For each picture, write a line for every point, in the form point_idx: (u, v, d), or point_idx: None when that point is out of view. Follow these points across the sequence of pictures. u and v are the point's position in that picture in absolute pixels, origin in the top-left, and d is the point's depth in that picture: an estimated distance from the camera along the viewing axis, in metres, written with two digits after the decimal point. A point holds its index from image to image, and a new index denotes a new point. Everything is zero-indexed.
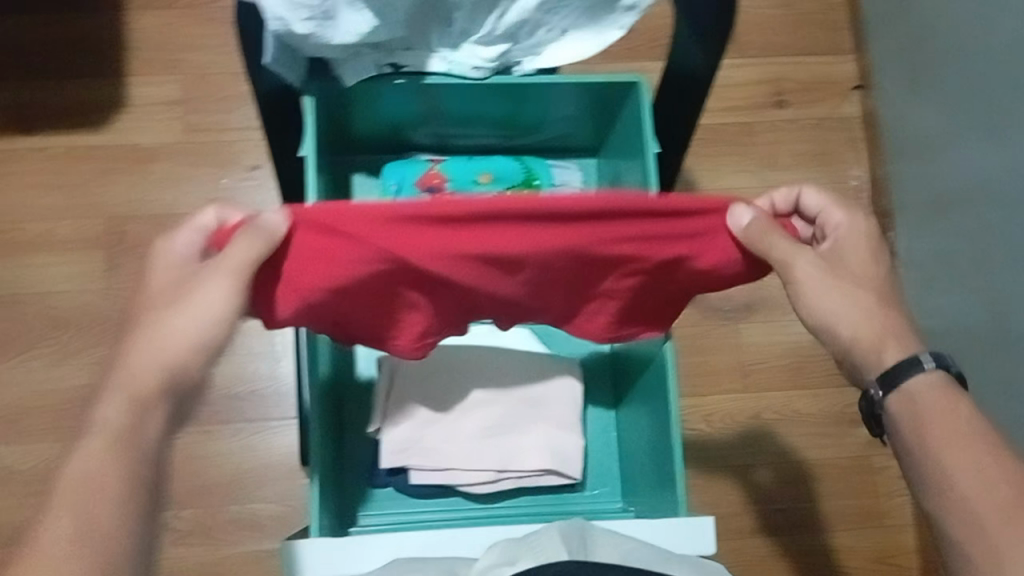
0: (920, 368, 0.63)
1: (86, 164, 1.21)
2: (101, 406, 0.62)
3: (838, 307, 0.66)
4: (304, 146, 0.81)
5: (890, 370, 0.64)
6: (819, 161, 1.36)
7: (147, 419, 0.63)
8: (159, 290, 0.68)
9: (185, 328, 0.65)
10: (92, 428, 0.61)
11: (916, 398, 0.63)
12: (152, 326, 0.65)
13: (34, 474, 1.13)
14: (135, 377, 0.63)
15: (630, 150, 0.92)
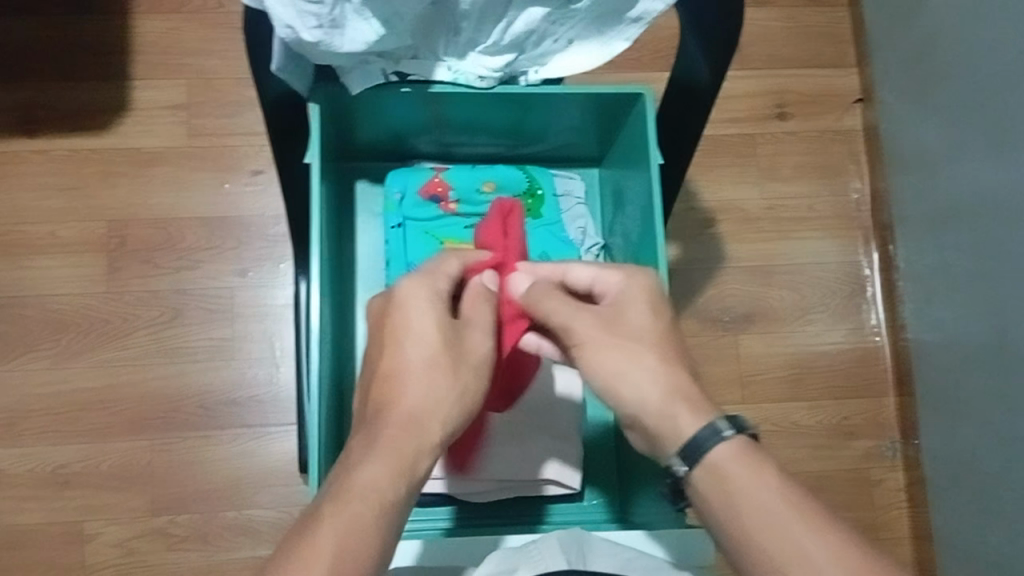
0: (717, 438, 0.66)
1: (90, 168, 1.21)
2: (366, 466, 0.64)
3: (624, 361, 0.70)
4: (310, 153, 0.81)
5: (690, 441, 0.67)
6: (821, 173, 1.36)
7: (405, 477, 0.66)
8: (425, 352, 0.71)
9: (452, 389, 0.71)
10: (357, 491, 0.63)
11: (708, 466, 0.66)
12: (419, 386, 0.70)
13: (32, 476, 1.12)
14: (402, 434, 0.67)
15: (633, 161, 0.93)
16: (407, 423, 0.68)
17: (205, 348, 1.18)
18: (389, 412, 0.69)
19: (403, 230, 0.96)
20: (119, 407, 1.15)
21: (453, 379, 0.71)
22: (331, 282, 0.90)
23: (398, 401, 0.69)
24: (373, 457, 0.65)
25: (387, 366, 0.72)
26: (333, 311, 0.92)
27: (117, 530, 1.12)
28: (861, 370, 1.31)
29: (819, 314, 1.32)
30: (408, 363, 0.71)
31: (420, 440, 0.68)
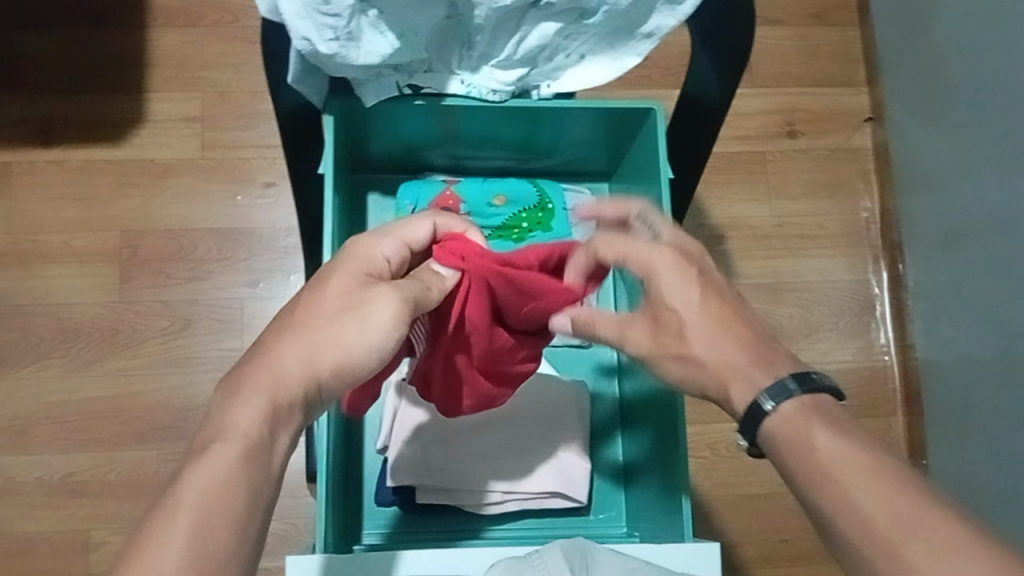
0: (763, 414, 0.59)
1: (103, 178, 1.22)
2: (237, 410, 0.55)
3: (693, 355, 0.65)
4: (324, 164, 0.81)
5: (744, 419, 0.61)
6: (830, 192, 1.37)
7: (281, 427, 0.56)
8: (332, 299, 0.63)
9: (347, 345, 0.61)
10: (226, 435, 0.53)
11: (771, 443, 0.59)
12: (302, 336, 0.61)
13: (40, 484, 1.13)
14: (271, 376, 0.57)
15: (643, 176, 0.93)
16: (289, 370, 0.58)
17: (214, 359, 1.18)
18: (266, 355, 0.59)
19: None
20: (127, 417, 1.15)
21: (343, 332, 0.62)
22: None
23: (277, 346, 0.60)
24: (241, 399, 0.55)
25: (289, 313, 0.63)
26: None
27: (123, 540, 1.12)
28: (869, 388, 1.31)
29: (828, 332, 1.32)
30: (306, 310, 0.62)
31: (296, 387, 0.58)
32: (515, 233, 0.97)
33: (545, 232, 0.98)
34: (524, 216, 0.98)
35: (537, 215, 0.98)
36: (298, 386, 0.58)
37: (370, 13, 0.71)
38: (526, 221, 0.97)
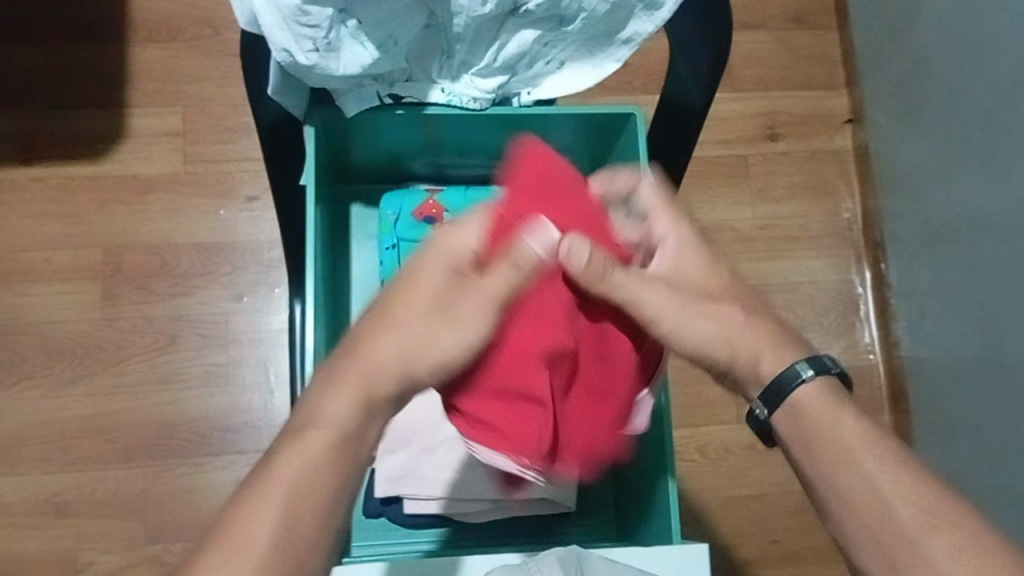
0: (799, 381, 0.63)
1: (85, 195, 1.21)
2: (330, 397, 0.59)
3: (693, 328, 0.67)
4: (306, 174, 0.81)
5: (770, 386, 0.65)
6: (812, 193, 1.38)
7: (369, 423, 0.60)
8: (426, 294, 0.64)
9: (434, 347, 0.63)
10: (319, 422, 0.58)
11: (794, 414, 0.63)
12: (387, 336, 0.62)
13: (27, 504, 1.12)
14: (364, 368, 0.61)
15: None
16: (382, 365, 0.61)
17: (200, 374, 1.18)
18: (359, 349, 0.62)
19: (398, 251, 0.96)
20: (114, 434, 1.15)
21: (440, 334, 0.63)
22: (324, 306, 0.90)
23: (368, 343, 0.62)
24: (335, 390, 0.60)
25: (384, 305, 0.65)
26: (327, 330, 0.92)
27: (110, 559, 1.11)
28: (856, 387, 1.32)
29: (814, 333, 1.32)
30: (399, 304, 0.64)
31: (391, 377, 0.61)
32: None
33: None
34: None
35: None
36: (394, 376, 0.61)
37: (350, 23, 0.70)
38: None
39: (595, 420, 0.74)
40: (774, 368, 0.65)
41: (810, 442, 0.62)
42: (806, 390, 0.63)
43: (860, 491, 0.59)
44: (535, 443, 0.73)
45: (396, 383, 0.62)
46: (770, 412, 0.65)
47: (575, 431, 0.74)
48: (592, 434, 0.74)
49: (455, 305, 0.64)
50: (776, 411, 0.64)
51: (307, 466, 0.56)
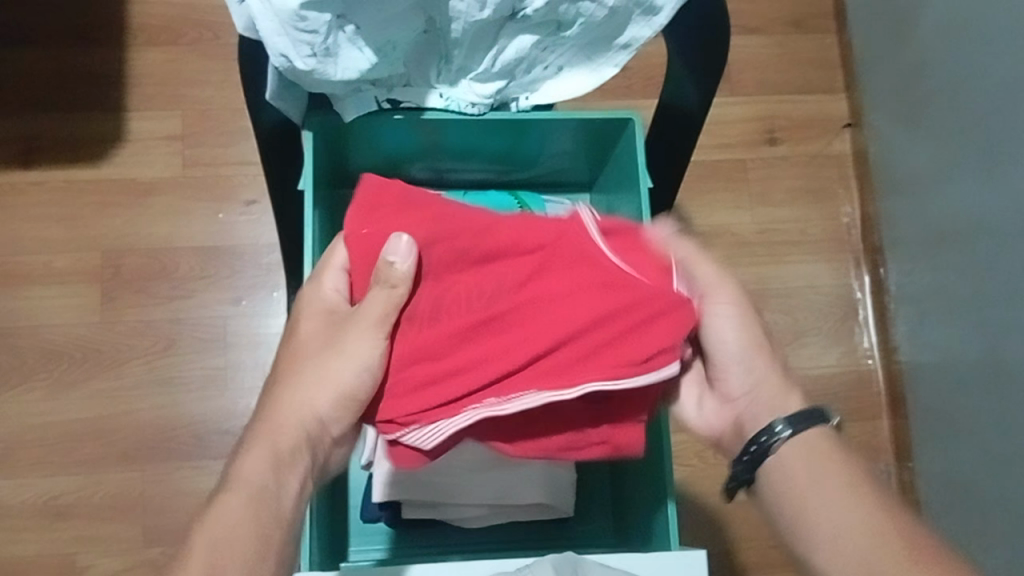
0: (822, 419, 0.69)
1: (84, 198, 1.21)
2: (246, 460, 0.65)
3: (736, 348, 0.73)
4: (304, 179, 0.81)
5: (799, 414, 0.70)
6: (811, 198, 1.38)
7: (285, 471, 0.65)
8: (310, 340, 0.72)
9: (325, 385, 0.68)
10: (234, 483, 0.63)
11: (808, 441, 0.68)
12: (290, 389, 0.70)
13: (24, 507, 1.12)
14: (272, 430, 0.67)
15: (624, 187, 0.94)
16: (288, 415, 0.68)
17: (199, 377, 1.18)
18: (266, 412, 0.69)
19: None
20: (112, 437, 1.14)
21: (330, 371, 0.68)
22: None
23: (273, 405, 0.69)
24: (249, 452, 0.66)
25: (277, 375, 0.72)
26: None
27: (108, 562, 1.11)
28: (855, 392, 1.32)
29: (813, 338, 1.33)
30: (290, 361, 0.72)
31: (293, 431, 0.67)
32: None
33: None
34: None
35: None
36: (296, 429, 0.67)
37: (348, 29, 0.70)
38: None
39: (576, 300, 0.67)
40: (796, 406, 0.71)
41: (815, 468, 0.67)
42: (817, 428, 0.69)
43: (851, 515, 0.63)
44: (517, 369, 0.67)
45: (301, 431, 0.68)
46: (789, 434, 0.69)
47: (570, 320, 0.67)
48: (595, 316, 0.67)
49: (333, 341, 0.70)
50: (796, 434, 0.69)
51: (244, 506, 0.61)
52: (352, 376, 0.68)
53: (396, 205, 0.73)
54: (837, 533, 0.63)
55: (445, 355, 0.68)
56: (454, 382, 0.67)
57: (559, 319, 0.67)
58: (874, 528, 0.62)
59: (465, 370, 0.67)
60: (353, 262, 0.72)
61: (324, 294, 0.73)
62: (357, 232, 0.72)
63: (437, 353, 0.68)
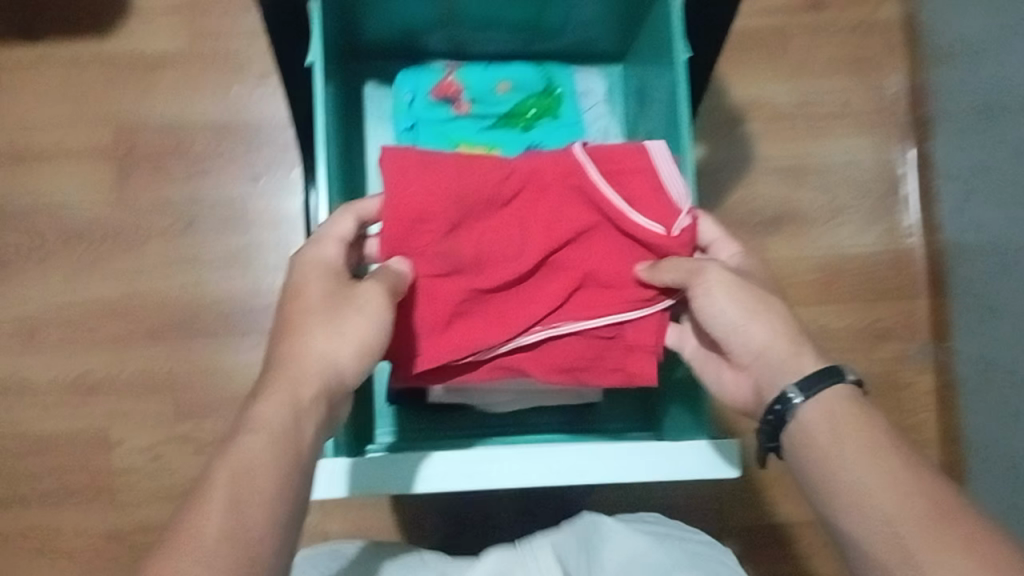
0: (841, 378, 0.62)
1: (92, 71, 1.17)
2: (262, 406, 0.57)
3: (732, 317, 0.65)
4: (312, 51, 0.76)
5: (811, 375, 0.62)
6: (856, 68, 1.30)
7: (306, 418, 0.58)
8: (317, 297, 0.63)
9: (347, 335, 0.62)
10: (253, 425, 0.56)
11: (826, 407, 0.61)
12: (302, 336, 0.61)
13: (53, 384, 1.13)
14: (288, 379, 0.59)
15: (658, 58, 0.87)
16: (305, 361, 0.60)
17: (222, 255, 1.15)
18: (277, 357, 0.61)
19: (415, 133, 0.91)
20: (136, 316, 1.14)
21: (345, 321, 0.62)
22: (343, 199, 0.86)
23: (287, 348, 0.61)
24: (266, 398, 0.58)
25: (277, 323, 0.63)
26: None
27: (139, 439, 1.12)
28: (892, 273, 1.28)
29: (851, 217, 1.28)
30: (292, 303, 0.63)
31: (314, 380, 0.60)
32: (523, 120, 0.93)
33: (553, 119, 0.94)
34: (531, 102, 0.94)
35: (544, 101, 0.94)
36: (317, 378, 0.60)
37: None
38: (533, 108, 0.94)
39: (594, 262, 0.74)
40: (812, 366, 0.63)
41: (833, 429, 0.60)
42: (840, 391, 0.62)
43: (878, 484, 0.57)
44: (533, 320, 0.73)
45: (321, 380, 0.60)
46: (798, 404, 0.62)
47: (588, 278, 0.74)
48: (608, 275, 0.74)
49: (341, 292, 0.64)
50: (809, 398, 0.62)
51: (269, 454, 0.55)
52: (368, 326, 0.63)
53: (422, 165, 0.72)
54: (862, 501, 0.57)
55: (468, 300, 0.73)
56: (488, 319, 0.73)
57: (585, 262, 0.74)
58: (894, 488, 0.56)
59: (480, 316, 0.73)
60: (386, 221, 0.70)
61: (318, 261, 0.65)
62: (387, 192, 0.70)
63: (461, 298, 0.72)
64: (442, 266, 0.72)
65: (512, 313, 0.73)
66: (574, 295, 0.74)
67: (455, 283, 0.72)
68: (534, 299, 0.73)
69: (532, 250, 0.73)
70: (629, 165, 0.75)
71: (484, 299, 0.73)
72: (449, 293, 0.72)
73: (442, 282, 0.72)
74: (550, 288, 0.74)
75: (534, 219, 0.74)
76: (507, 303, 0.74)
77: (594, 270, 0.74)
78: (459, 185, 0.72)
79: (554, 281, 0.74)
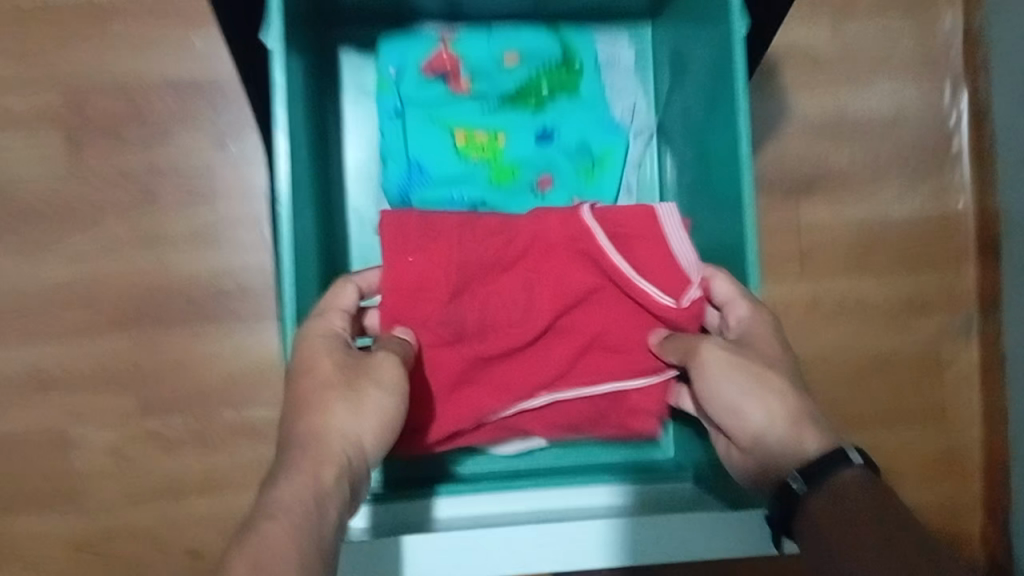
0: (848, 463, 0.55)
1: (31, 22, 1.02)
2: (280, 486, 0.51)
3: (735, 395, 0.62)
4: (267, 33, 0.63)
5: (817, 460, 0.56)
6: (903, 5, 1.14)
7: (329, 501, 0.52)
8: (332, 368, 0.59)
9: (367, 412, 0.58)
10: (273, 511, 0.49)
11: (834, 496, 0.54)
12: (324, 413, 0.57)
13: (8, 378, 1.02)
14: (309, 455, 0.54)
15: (708, 21, 0.73)
16: (328, 440, 0.56)
17: (189, 234, 1.03)
18: (291, 439, 0.56)
19: (402, 114, 0.86)
20: (99, 302, 1.03)
21: (364, 397, 0.58)
22: (315, 191, 0.81)
23: (303, 425, 0.56)
24: (285, 478, 0.52)
25: (287, 404, 0.58)
26: (320, 209, 0.82)
27: (108, 435, 1.03)
28: (937, 239, 1.15)
29: (893, 177, 1.14)
30: (301, 378, 0.59)
31: (337, 458, 0.55)
32: (534, 99, 0.87)
33: (570, 96, 0.88)
34: (544, 77, 0.87)
35: (560, 75, 0.87)
36: (340, 456, 0.55)
37: None
38: (546, 84, 0.87)
39: (600, 327, 0.71)
40: (814, 444, 0.58)
41: (844, 525, 0.52)
42: (846, 474, 0.54)
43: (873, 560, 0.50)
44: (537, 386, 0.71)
45: (345, 456, 0.56)
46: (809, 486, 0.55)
47: (593, 342, 0.71)
48: (613, 339, 0.71)
49: (356, 367, 0.60)
50: (815, 489, 0.55)
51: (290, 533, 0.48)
52: (391, 400, 0.59)
53: (422, 227, 0.70)
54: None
55: (473, 367, 0.70)
56: (492, 385, 0.71)
57: (591, 327, 0.71)
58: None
59: (485, 381, 0.71)
60: (384, 292, 0.68)
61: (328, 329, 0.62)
62: (391, 263, 0.68)
63: (466, 365, 0.70)
64: (446, 334, 0.69)
65: (517, 378, 0.70)
66: (580, 360, 0.71)
67: (461, 351, 0.70)
68: (540, 364, 0.70)
69: (536, 317, 0.70)
70: (636, 229, 0.71)
71: (490, 366, 0.71)
72: (454, 360, 0.70)
73: (448, 349, 0.70)
74: (556, 354, 0.70)
75: (540, 283, 0.70)
76: (512, 370, 0.71)
77: (600, 334, 0.71)
78: (460, 249, 0.69)
79: (560, 347, 0.71)
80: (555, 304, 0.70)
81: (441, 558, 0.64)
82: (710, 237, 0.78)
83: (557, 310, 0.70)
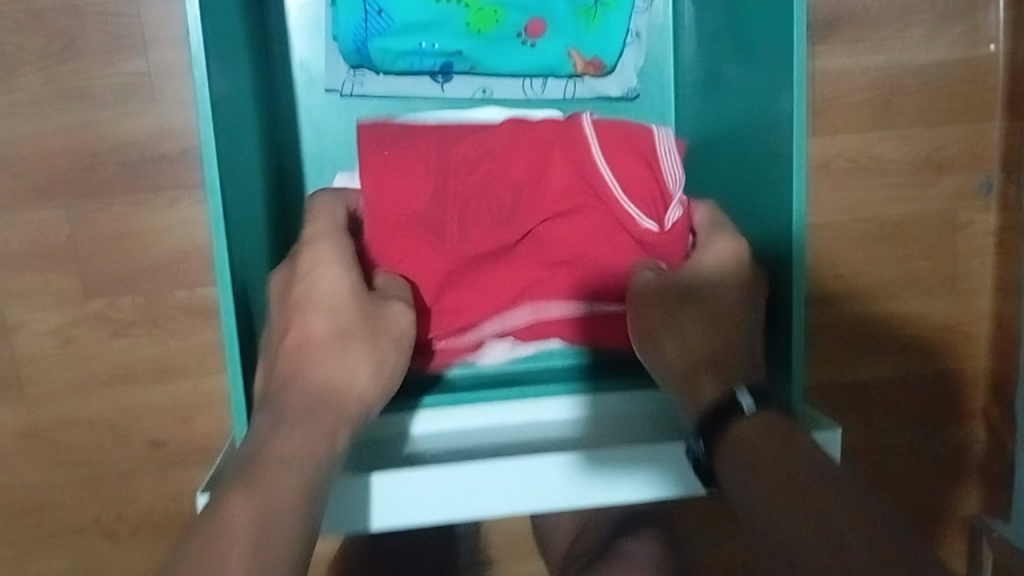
0: (740, 410, 0.52)
1: None
2: (282, 438, 0.48)
3: (647, 332, 0.57)
4: None
5: (710, 408, 0.53)
6: None
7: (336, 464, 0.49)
8: (331, 322, 0.53)
9: (374, 365, 0.53)
10: (268, 465, 0.46)
11: (735, 449, 0.51)
12: (331, 364, 0.52)
13: None
14: (316, 416, 0.49)
15: None
16: (337, 397, 0.51)
17: (118, 88, 0.89)
18: (286, 386, 0.51)
19: None
20: (21, 170, 0.90)
21: (363, 359, 0.53)
22: (249, 48, 0.68)
23: (302, 375, 0.51)
24: (288, 429, 0.48)
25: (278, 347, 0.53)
26: (255, 64, 0.70)
27: (47, 317, 0.93)
28: (965, 88, 1.03)
29: (922, 17, 1.01)
30: (298, 326, 0.53)
31: (349, 420, 0.51)
32: None
33: None
34: None
35: None
36: (351, 417, 0.51)
37: None
38: None
39: (587, 241, 0.62)
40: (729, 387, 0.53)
41: (744, 479, 0.49)
42: (739, 416, 0.52)
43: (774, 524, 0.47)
44: (513, 298, 0.63)
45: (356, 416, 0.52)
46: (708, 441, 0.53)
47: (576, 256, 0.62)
48: (598, 254, 0.62)
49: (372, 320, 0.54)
50: (715, 443, 0.52)
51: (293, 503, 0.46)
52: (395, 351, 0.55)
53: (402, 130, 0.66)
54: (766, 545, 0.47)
55: (455, 276, 0.62)
56: (473, 294, 0.62)
57: (576, 239, 0.62)
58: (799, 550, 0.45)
59: (467, 290, 0.62)
60: (369, 199, 0.61)
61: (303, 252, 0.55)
62: (373, 165, 0.62)
63: (446, 273, 0.62)
64: (426, 237, 0.61)
65: (496, 290, 0.62)
66: (563, 276, 0.62)
67: (440, 256, 0.61)
68: (520, 276, 0.62)
69: (518, 223, 0.62)
70: (629, 145, 0.62)
71: (471, 277, 0.62)
72: (432, 264, 0.61)
73: (427, 253, 0.61)
74: (540, 268, 0.62)
75: (525, 187, 0.62)
76: (491, 285, 0.62)
77: (584, 250, 0.62)
78: (450, 153, 0.64)
79: (542, 261, 0.62)
80: (538, 210, 0.62)
81: (418, 500, 0.55)
82: (742, 90, 0.66)
83: (542, 219, 0.62)
